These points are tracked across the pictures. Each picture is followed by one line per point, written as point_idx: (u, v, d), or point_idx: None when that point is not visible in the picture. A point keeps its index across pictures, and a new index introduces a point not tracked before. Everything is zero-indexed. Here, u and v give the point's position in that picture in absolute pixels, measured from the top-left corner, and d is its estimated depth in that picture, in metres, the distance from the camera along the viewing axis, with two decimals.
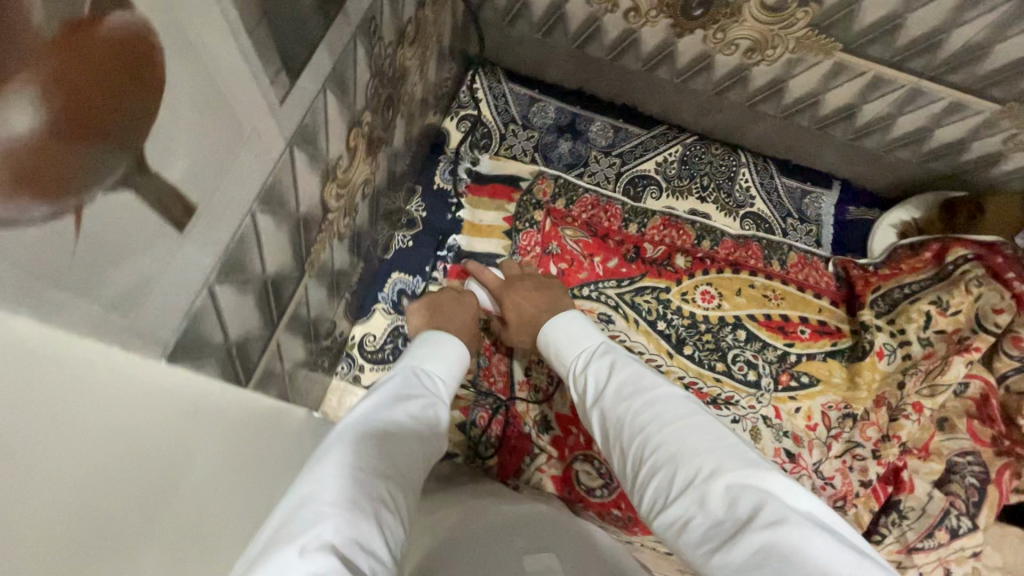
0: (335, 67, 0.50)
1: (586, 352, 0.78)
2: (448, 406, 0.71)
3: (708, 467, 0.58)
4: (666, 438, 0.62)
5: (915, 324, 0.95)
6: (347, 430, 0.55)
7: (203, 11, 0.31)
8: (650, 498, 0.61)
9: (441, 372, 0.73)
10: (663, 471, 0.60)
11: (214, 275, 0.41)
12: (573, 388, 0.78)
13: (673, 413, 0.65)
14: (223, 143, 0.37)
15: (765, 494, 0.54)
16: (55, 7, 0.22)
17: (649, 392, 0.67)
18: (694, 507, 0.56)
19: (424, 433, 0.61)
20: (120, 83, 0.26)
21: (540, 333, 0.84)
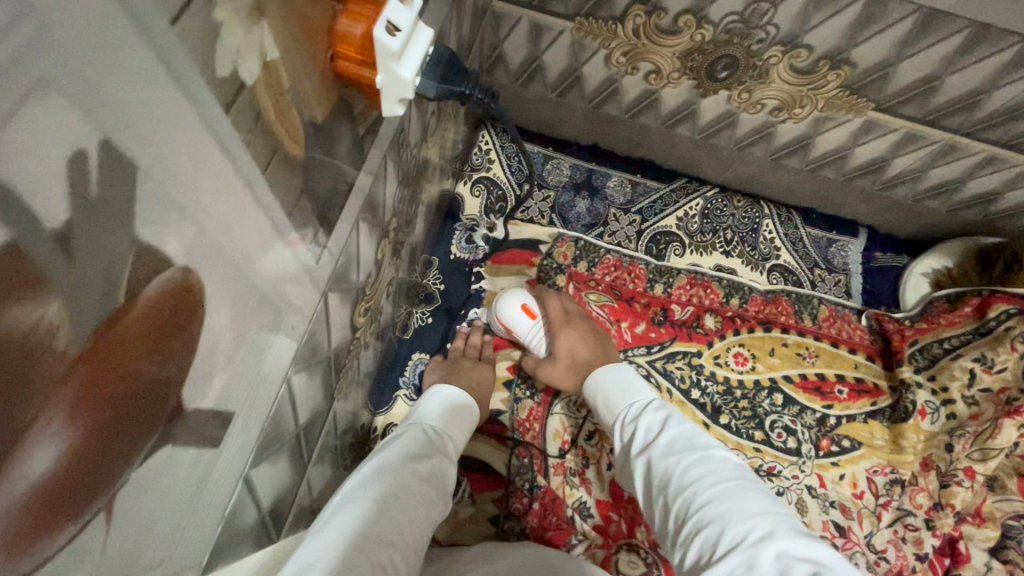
0: (367, 197, 0.45)
1: (637, 403, 0.77)
2: (455, 462, 0.66)
3: (759, 531, 0.54)
4: (717, 495, 0.60)
5: (958, 383, 0.92)
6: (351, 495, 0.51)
7: (246, 219, 0.26)
8: (693, 556, 0.57)
9: (452, 430, 0.69)
10: (710, 529, 0.57)
11: (250, 463, 0.36)
12: (619, 437, 0.76)
13: (724, 473, 0.63)
14: (261, 334, 0.32)
15: (820, 568, 0.50)
16: (86, 315, 0.17)
17: (701, 448, 0.66)
18: (740, 568, 0.52)
19: (431, 498, 0.56)
20: (156, 348, 0.22)
21: (587, 377, 0.83)
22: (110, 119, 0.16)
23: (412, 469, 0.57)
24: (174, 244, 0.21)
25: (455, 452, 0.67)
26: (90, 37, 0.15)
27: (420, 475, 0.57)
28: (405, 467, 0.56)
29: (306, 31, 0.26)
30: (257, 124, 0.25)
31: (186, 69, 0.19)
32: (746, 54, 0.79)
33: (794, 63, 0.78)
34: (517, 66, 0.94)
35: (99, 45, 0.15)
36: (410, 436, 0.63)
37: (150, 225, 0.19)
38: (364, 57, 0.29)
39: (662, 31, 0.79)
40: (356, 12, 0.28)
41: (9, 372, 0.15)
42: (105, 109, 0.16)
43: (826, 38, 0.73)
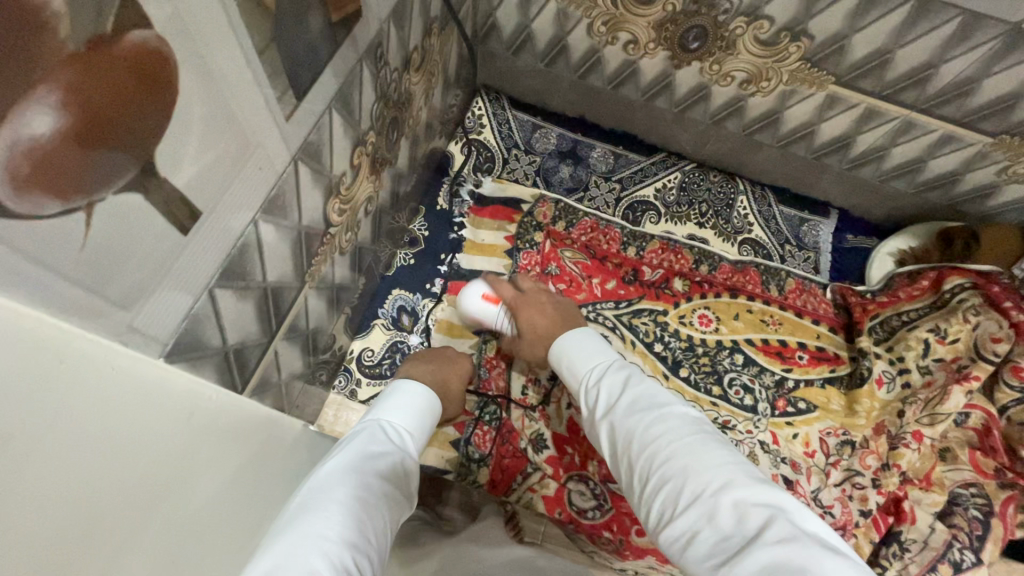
0: (341, 88, 0.53)
1: (599, 365, 0.77)
2: (416, 458, 0.68)
3: (718, 482, 0.58)
4: (677, 452, 0.63)
5: (914, 352, 0.95)
6: (307, 497, 0.52)
7: (219, 32, 0.33)
8: (657, 512, 0.62)
9: (407, 425, 0.70)
10: (672, 484, 0.61)
11: (215, 281, 0.43)
12: (583, 400, 0.77)
13: (682, 428, 0.65)
14: (230, 152, 0.39)
15: (774, 513, 0.54)
16: (83, 24, 0.24)
17: (661, 407, 0.68)
18: (701, 521, 0.57)
19: (391, 499, 0.59)
20: (133, 95, 0.28)
21: (555, 344, 0.84)
22: None
23: (367, 465, 0.59)
24: (154, 9, 0.28)
25: (414, 448, 0.69)
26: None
27: (377, 475, 0.59)
28: (361, 470, 0.58)
29: None
30: None
31: None
32: (714, 25, 0.86)
33: (757, 34, 0.85)
34: (509, 34, 1.02)
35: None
36: (361, 438, 0.64)
37: None
38: None
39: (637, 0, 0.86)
40: None
41: (20, 32, 0.22)
42: None
43: (785, 10, 0.80)
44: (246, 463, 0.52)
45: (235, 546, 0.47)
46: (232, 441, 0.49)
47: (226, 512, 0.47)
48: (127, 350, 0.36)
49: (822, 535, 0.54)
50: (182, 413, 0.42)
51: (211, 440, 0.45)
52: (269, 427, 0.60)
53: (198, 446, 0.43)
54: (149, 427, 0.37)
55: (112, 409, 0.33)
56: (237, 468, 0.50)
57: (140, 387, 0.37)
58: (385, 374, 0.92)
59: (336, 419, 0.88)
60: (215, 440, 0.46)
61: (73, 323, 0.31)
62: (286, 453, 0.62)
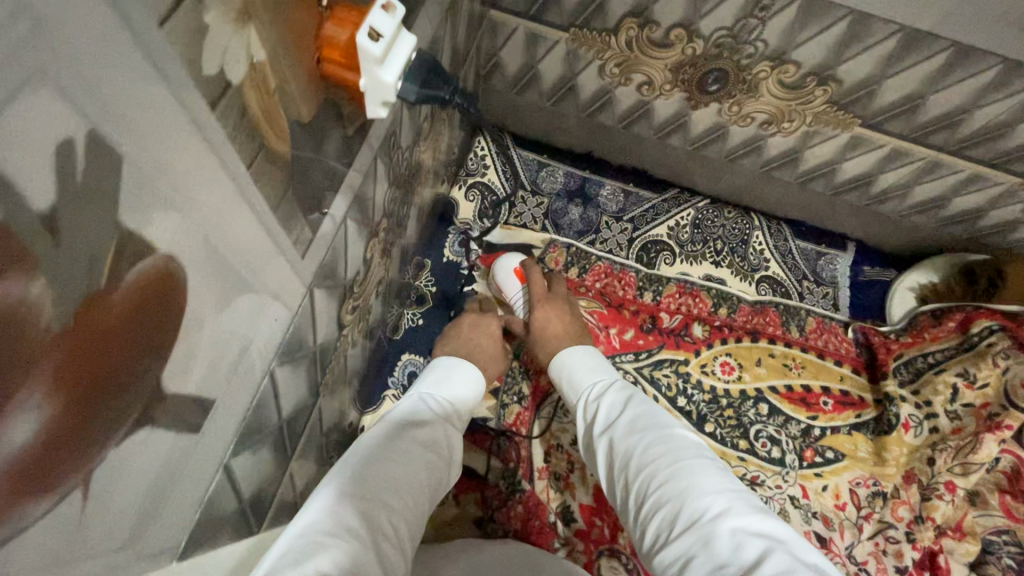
0: (356, 196, 0.47)
1: (600, 382, 0.77)
2: (457, 429, 0.71)
3: (716, 508, 0.56)
4: (679, 473, 0.61)
5: (942, 397, 0.93)
6: (358, 454, 0.57)
7: (229, 209, 0.27)
8: (653, 533, 0.59)
9: (455, 398, 0.74)
10: (670, 506, 0.59)
11: (230, 451, 0.37)
12: (583, 417, 0.76)
13: (682, 450, 0.63)
14: (243, 322, 0.33)
15: (772, 544, 0.52)
16: (69, 297, 0.18)
17: (663, 426, 0.66)
18: (696, 545, 0.54)
19: (433, 465, 0.62)
20: (133, 333, 0.22)
21: (555, 357, 0.83)
22: (95, 110, 0.17)
23: (411, 433, 0.62)
24: (159, 232, 0.22)
25: (458, 419, 0.72)
26: (78, 27, 0.16)
27: (423, 442, 0.63)
28: (409, 432, 0.62)
29: (293, 33, 0.27)
30: (242, 119, 0.26)
31: (174, 67, 0.20)
32: (736, 68, 0.81)
33: (782, 78, 0.80)
34: (513, 74, 0.96)
35: (85, 35, 0.16)
36: (412, 404, 0.68)
37: (134, 213, 0.20)
38: (348, 61, 0.29)
39: (654, 43, 0.80)
40: (342, 17, 0.28)
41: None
42: (94, 103, 0.17)
43: (813, 55, 0.75)
44: None
45: None
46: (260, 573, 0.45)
47: None
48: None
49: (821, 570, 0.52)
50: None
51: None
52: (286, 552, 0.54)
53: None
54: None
55: None
56: None
57: None
58: None
59: None
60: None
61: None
62: None
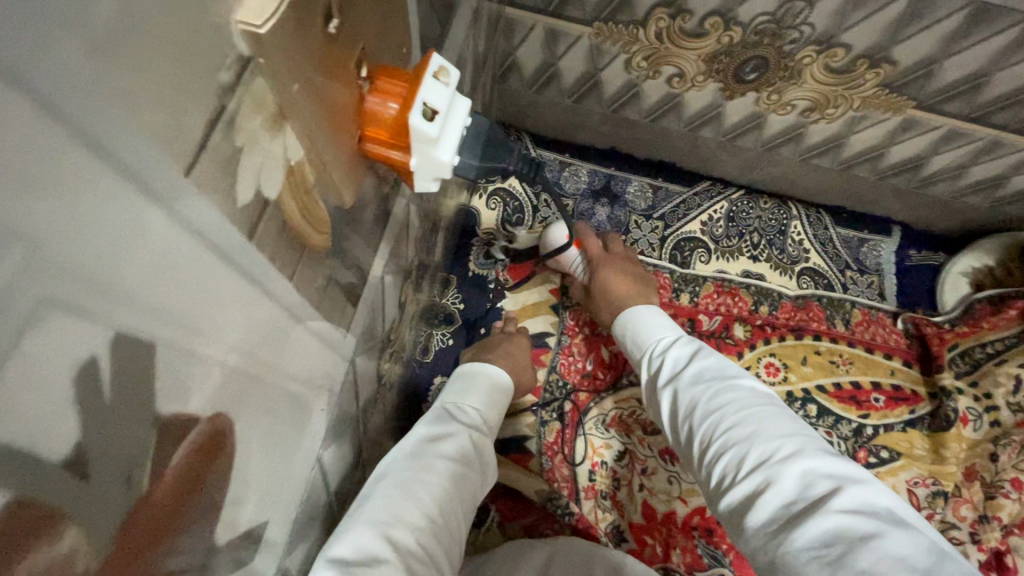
0: (390, 251, 0.43)
1: (665, 338, 0.73)
2: (488, 439, 0.67)
3: (785, 449, 0.52)
4: (746, 418, 0.56)
5: (1004, 389, 0.88)
6: (384, 476, 0.54)
7: (270, 333, 0.23)
8: (717, 477, 0.55)
9: (482, 407, 0.69)
10: (734, 449, 0.54)
11: (283, 557, 0.34)
12: (648, 370, 0.72)
13: (754, 398, 0.59)
14: (290, 434, 0.29)
15: (844, 485, 0.47)
16: (107, 528, 0.15)
17: (730, 376, 0.62)
18: (761, 484, 0.50)
19: (465, 479, 0.58)
20: (181, 513, 0.19)
21: (619, 316, 0.81)
22: (115, 312, 0.14)
23: (438, 448, 0.58)
24: (203, 401, 0.19)
25: (488, 428, 0.68)
26: (79, 218, 0.12)
27: (450, 453, 0.59)
28: (436, 448, 0.58)
29: (335, 121, 0.23)
30: (283, 232, 0.22)
31: (204, 214, 0.16)
32: (777, 56, 0.74)
33: (829, 63, 0.73)
34: (531, 72, 0.89)
35: (90, 221, 0.12)
36: (438, 416, 0.64)
37: (174, 399, 0.17)
38: (397, 140, 0.26)
39: (686, 33, 0.74)
40: (385, 89, 0.25)
41: None
42: (113, 299, 0.13)
43: (865, 37, 0.68)
44: None
45: None
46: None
47: None
48: None
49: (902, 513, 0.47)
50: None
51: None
52: None
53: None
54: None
55: None
56: None
57: None
58: None
59: None
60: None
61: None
62: None
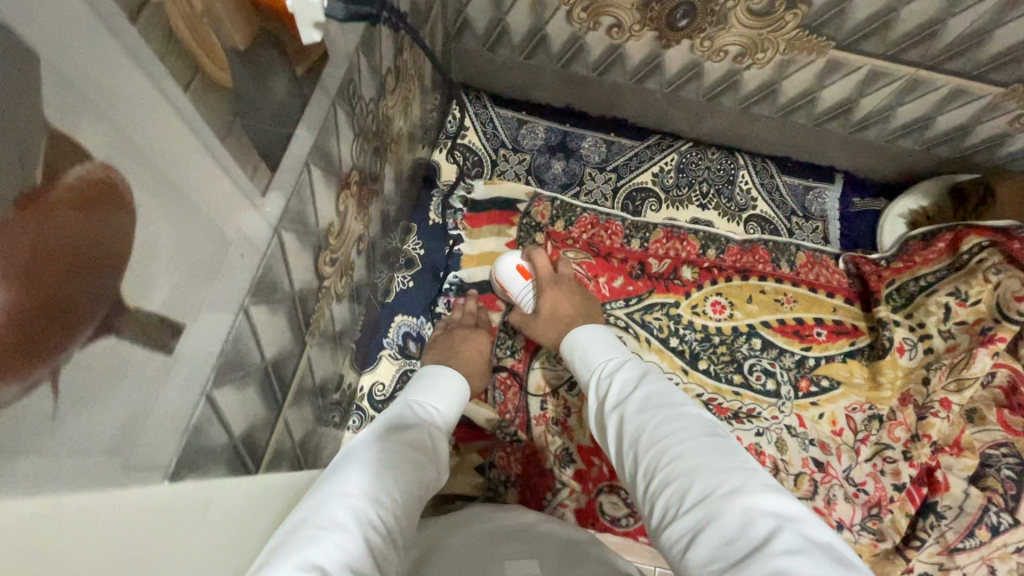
0: (316, 142, 0.48)
1: (614, 362, 0.72)
2: (445, 434, 0.68)
3: (728, 483, 0.49)
4: (689, 449, 0.54)
5: (935, 318, 0.93)
6: (345, 459, 0.53)
7: (168, 132, 0.29)
8: (660, 510, 0.53)
9: (439, 407, 0.70)
10: (677, 482, 0.52)
11: (211, 382, 0.39)
12: (595, 394, 0.71)
13: (700, 427, 0.57)
14: (203, 253, 0.35)
15: (786, 522, 0.45)
16: (13, 186, 0.20)
17: (677, 404, 0.60)
18: (703, 520, 0.48)
19: (424, 464, 0.58)
20: (84, 235, 0.24)
21: (567, 336, 0.80)
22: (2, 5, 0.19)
23: (398, 436, 0.59)
24: (93, 138, 0.24)
25: (446, 426, 0.69)
26: None
27: (411, 441, 0.60)
28: (396, 435, 0.59)
29: None
30: (170, 40, 0.27)
31: None
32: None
33: (751, 6, 0.79)
34: (482, 29, 0.95)
35: None
36: (397, 411, 0.65)
37: (62, 115, 0.22)
38: None
39: None
40: None
41: None
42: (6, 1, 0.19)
43: None
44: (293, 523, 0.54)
45: None
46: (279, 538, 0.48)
47: None
48: (132, 489, 0.33)
49: (844, 554, 0.45)
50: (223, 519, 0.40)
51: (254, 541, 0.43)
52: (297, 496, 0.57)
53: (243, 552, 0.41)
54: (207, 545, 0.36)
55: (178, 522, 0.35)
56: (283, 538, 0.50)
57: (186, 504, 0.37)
58: None
59: None
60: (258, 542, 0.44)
61: (80, 489, 0.28)
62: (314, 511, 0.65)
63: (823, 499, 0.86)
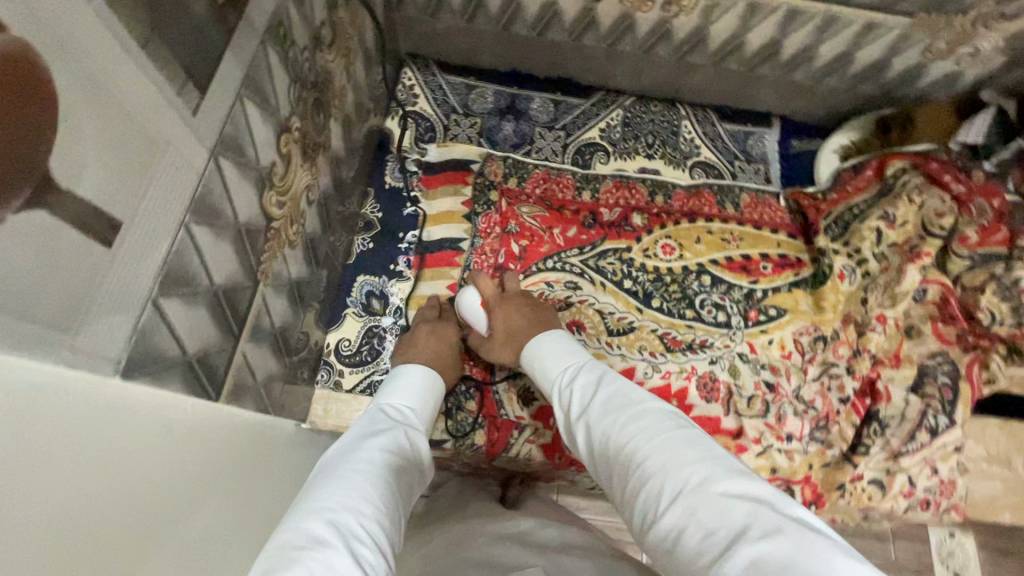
0: (248, 76, 0.51)
1: (573, 369, 0.69)
2: (422, 433, 0.69)
3: (698, 476, 0.48)
4: (655, 446, 0.52)
5: (869, 242, 0.98)
6: (320, 481, 0.54)
7: (86, 29, 0.32)
8: (639, 515, 0.51)
9: (414, 406, 0.71)
10: (649, 485, 0.50)
11: (158, 290, 0.43)
12: (557, 404, 0.68)
13: (664, 418, 0.55)
14: (137, 159, 0.38)
15: (756, 504, 0.45)
16: None
17: (636, 401, 0.58)
18: (682, 519, 0.46)
19: (401, 467, 0.60)
20: (12, 104, 0.27)
21: (526, 350, 0.77)
22: None
23: (372, 446, 0.60)
24: (8, 14, 0.27)
25: (422, 425, 0.70)
26: None
27: (384, 445, 0.61)
28: (368, 444, 0.60)
29: None
30: None
31: None
32: None
33: None
34: None
35: None
36: (368, 419, 0.65)
37: None
38: None
39: None
40: None
41: None
42: None
43: None
44: (241, 458, 0.57)
45: (224, 534, 0.50)
46: (207, 473, 0.49)
47: (219, 497, 0.51)
48: (80, 370, 0.36)
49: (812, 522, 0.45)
50: (152, 441, 0.42)
51: (179, 471, 0.45)
52: (241, 433, 0.59)
53: (166, 478, 0.43)
54: (121, 467, 0.38)
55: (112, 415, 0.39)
56: (224, 465, 0.53)
57: (130, 402, 0.41)
58: (366, 360, 0.93)
59: (326, 412, 0.89)
60: (187, 469, 0.46)
61: (15, 355, 0.31)
62: (283, 453, 0.69)
63: (774, 416, 0.91)
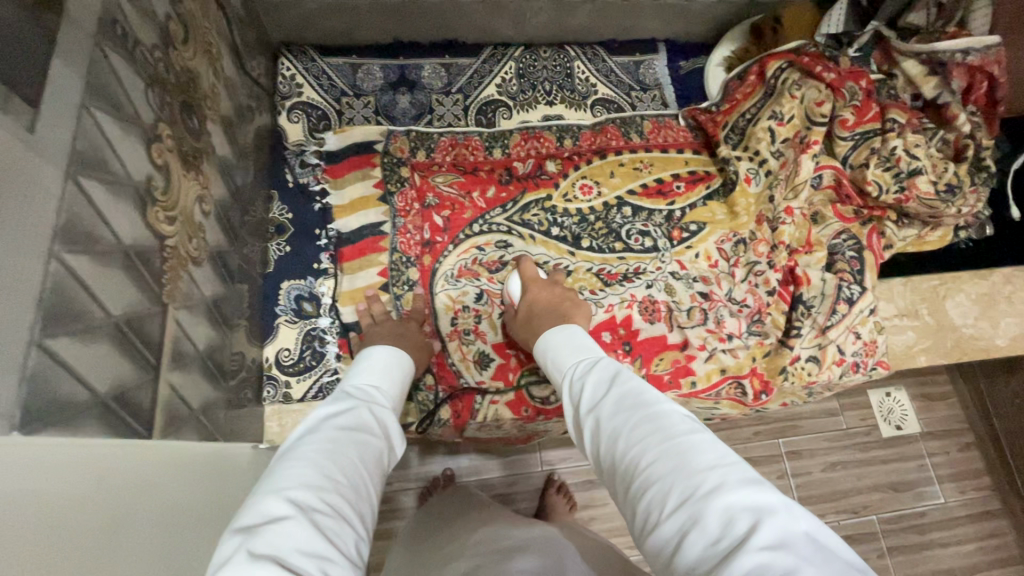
0: (88, 84, 0.47)
1: (584, 360, 0.64)
2: (390, 410, 0.67)
3: (708, 481, 0.44)
4: (663, 448, 0.48)
5: (765, 142, 1.03)
6: (285, 458, 0.52)
7: None
8: (639, 517, 0.47)
9: (380, 384, 0.70)
10: (654, 487, 0.46)
11: (41, 331, 0.38)
12: (565, 395, 0.63)
13: (672, 412, 0.51)
14: None
15: (764, 517, 0.41)
16: None
17: (648, 396, 0.54)
18: (686, 524, 0.43)
19: (363, 441, 0.57)
20: None
21: (540, 337, 0.73)
22: None
23: (331, 424, 0.57)
24: None
25: (388, 403, 0.68)
26: None
27: (343, 424, 0.58)
28: (329, 423, 0.57)
29: None
30: None
31: None
32: None
33: None
34: None
35: None
36: (333, 399, 0.63)
37: None
38: None
39: None
40: None
41: None
42: None
43: None
44: (190, 495, 0.53)
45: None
46: (150, 525, 0.45)
47: (170, 544, 0.47)
48: None
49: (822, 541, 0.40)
50: (85, 501, 0.38)
51: (120, 527, 0.41)
52: (188, 467, 0.55)
53: (106, 537, 0.40)
54: (55, 535, 0.35)
55: (31, 478, 0.35)
56: (172, 505, 0.49)
57: (49, 460, 0.37)
58: (311, 365, 0.90)
59: (282, 428, 0.85)
60: (125, 516, 0.42)
61: None
62: (236, 477, 0.65)
63: (714, 321, 0.96)
